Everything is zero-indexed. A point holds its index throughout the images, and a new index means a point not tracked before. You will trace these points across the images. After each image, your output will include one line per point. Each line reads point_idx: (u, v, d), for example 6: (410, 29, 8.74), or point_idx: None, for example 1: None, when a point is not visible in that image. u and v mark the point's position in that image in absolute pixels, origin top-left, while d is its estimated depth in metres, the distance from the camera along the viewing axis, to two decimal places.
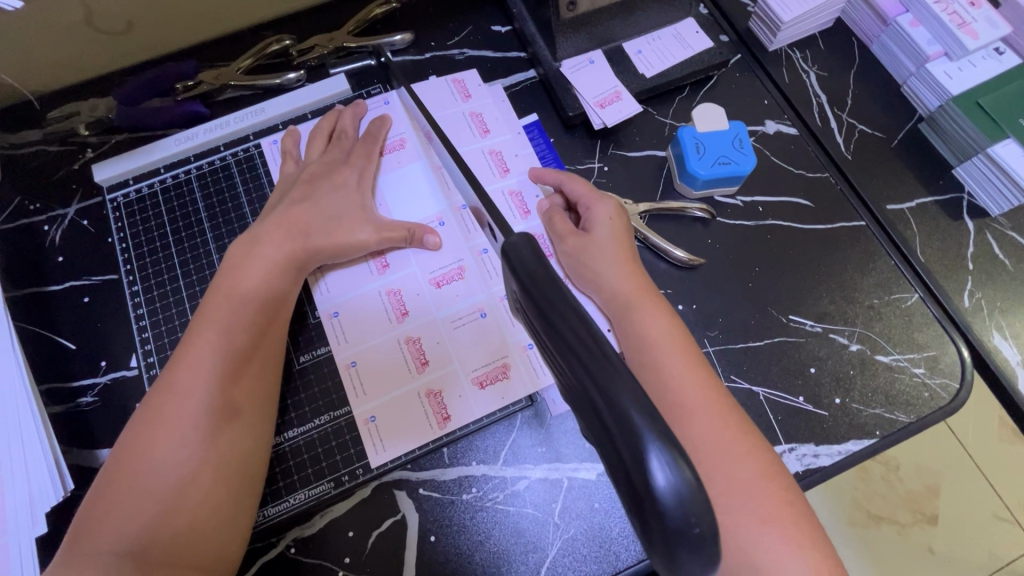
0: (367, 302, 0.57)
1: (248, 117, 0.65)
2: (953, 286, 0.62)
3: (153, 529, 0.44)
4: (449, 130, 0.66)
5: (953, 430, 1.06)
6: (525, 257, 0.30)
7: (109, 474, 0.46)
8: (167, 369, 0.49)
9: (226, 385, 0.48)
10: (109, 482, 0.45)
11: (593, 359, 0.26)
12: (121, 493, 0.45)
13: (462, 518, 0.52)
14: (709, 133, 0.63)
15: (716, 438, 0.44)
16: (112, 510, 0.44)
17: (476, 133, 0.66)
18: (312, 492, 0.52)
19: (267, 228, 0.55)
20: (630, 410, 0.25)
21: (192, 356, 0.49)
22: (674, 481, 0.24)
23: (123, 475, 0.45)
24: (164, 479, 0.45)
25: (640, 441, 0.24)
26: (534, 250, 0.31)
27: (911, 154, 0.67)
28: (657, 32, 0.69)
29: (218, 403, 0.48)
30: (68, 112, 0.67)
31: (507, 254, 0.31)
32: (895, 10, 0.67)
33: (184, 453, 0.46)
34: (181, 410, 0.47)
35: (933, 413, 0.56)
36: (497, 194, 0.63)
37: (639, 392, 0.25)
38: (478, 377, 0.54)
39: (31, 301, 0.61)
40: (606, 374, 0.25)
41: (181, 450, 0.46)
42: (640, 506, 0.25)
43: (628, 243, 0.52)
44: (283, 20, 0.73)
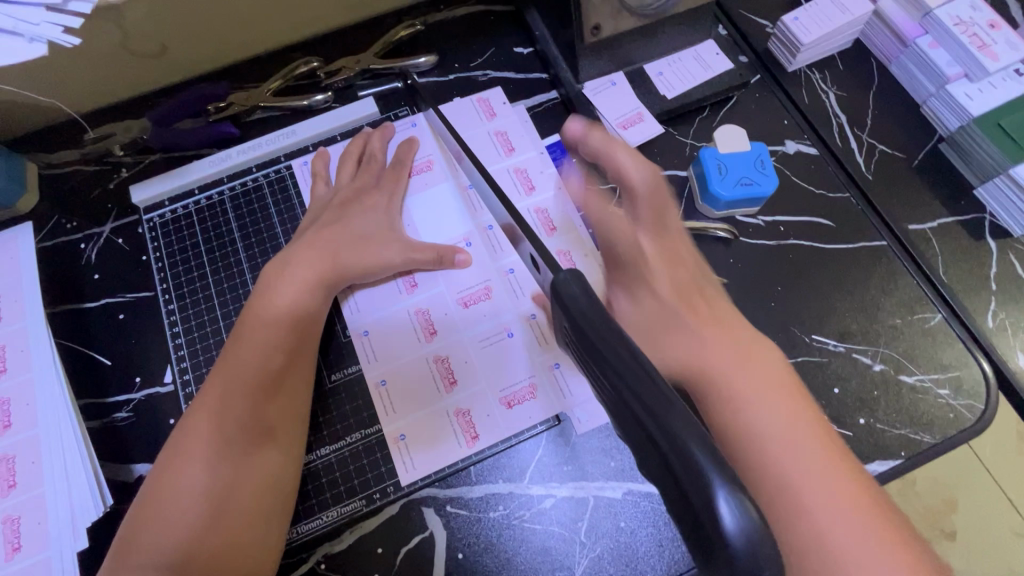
0: (397, 321, 0.58)
1: (279, 139, 0.66)
2: (976, 307, 0.62)
3: (193, 540, 0.45)
4: (475, 148, 0.67)
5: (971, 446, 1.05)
6: (576, 293, 0.31)
7: (151, 486, 0.47)
8: (206, 386, 0.51)
9: (263, 401, 0.50)
10: (151, 494, 0.47)
11: (649, 393, 0.27)
12: (162, 505, 0.46)
13: (489, 536, 0.53)
14: (731, 154, 0.63)
15: (808, 472, 0.39)
16: (153, 524, 0.45)
17: (501, 151, 0.67)
18: (343, 509, 0.53)
19: (302, 249, 0.56)
20: (691, 447, 0.25)
21: (232, 372, 0.50)
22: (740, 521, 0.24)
23: (165, 488, 0.47)
24: (203, 492, 0.46)
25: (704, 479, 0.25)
26: (583, 286, 0.31)
27: (931, 174, 0.67)
28: (678, 54, 0.70)
29: (255, 419, 0.49)
30: (104, 133, 0.69)
31: (556, 290, 0.32)
32: (914, 32, 0.68)
33: (223, 468, 0.47)
34: (220, 425, 0.48)
35: (959, 434, 0.56)
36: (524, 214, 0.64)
37: (697, 429, 0.26)
38: (505, 397, 0.55)
39: (69, 318, 0.63)
40: (664, 409, 0.26)
41: (220, 463, 0.47)
42: (704, 544, 0.26)
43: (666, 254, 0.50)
44: (311, 43, 0.75)
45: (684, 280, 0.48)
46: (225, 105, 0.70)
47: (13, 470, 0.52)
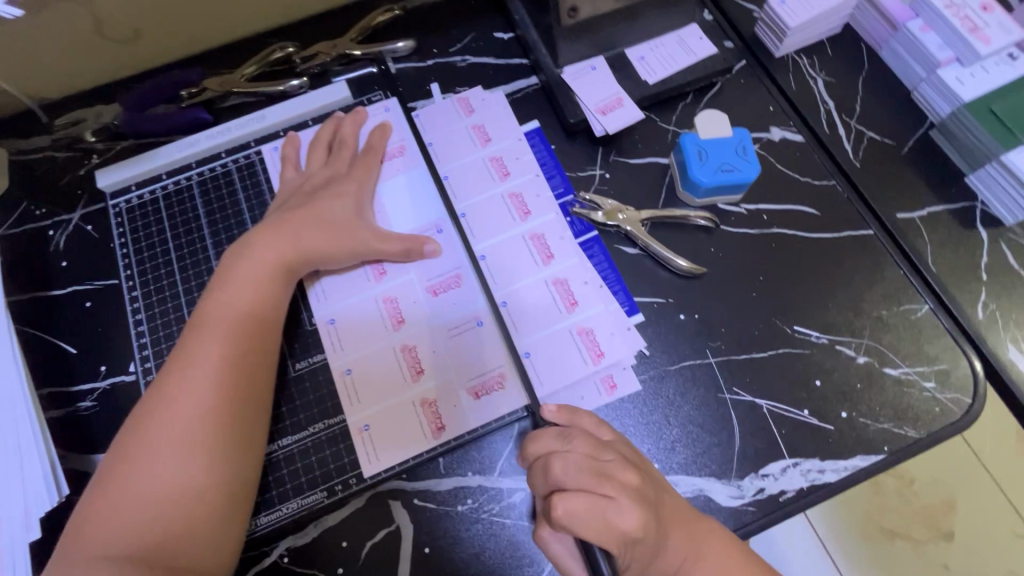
0: (364, 309, 0.56)
1: (249, 124, 0.65)
2: (966, 297, 0.60)
3: (147, 530, 0.44)
4: (452, 144, 0.65)
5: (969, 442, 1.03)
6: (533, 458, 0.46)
7: (103, 476, 0.46)
8: (162, 374, 0.49)
9: (218, 390, 0.48)
10: (103, 484, 0.46)
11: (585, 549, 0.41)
12: (114, 495, 0.45)
13: (457, 530, 0.51)
14: (712, 140, 0.62)
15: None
16: (104, 514, 0.44)
17: (476, 143, 0.65)
18: (305, 501, 0.51)
19: (265, 233, 0.55)
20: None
21: (190, 359, 0.49)
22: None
23: (118, 478, 0.45)
24: (156, 484, 0.45)
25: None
26: None
27: (921, 163, 0.65)
28: (661, 39, 0.68)
29: (212, 409, 0.48)
30: (74, 119, 0.68)
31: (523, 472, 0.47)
32: (904, 15, 0.66)
33: (176, 458, 0.46)
34: (175, 414, 0.47)
35: (945, 428, 0.54)
36: (497, 199, 0.62)
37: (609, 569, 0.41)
38: (473, 387, 0.54)
39: (35, 305, 0.62)
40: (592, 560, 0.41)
41: (174, 454, 0.46)
42: None
43: (599, 467, 0.43)
44: (287, 27, 0.74)
45: (626, 477, 0.44)
46: (197, 91, 0.69)
47: None
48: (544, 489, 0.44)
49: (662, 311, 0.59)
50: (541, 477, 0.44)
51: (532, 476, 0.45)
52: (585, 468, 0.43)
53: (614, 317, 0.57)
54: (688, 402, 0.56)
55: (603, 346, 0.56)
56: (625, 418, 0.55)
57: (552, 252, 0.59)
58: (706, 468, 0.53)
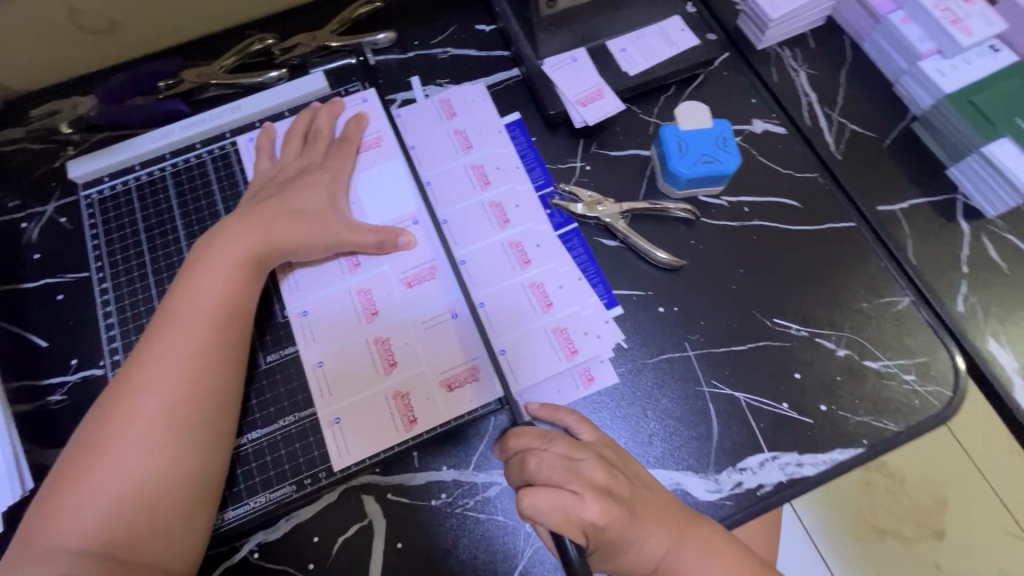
0: (337, 301, 0.55)
1: (225, 115, 0.64)
2: (946, 290, 0.59)
3: (110, 524, 0.44)
4: (431, 145, 0.64)
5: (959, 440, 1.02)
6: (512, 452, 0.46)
7: (66, 470, 0.46)
8: (127, 366, 0.49)
9: (183, 381, 0.48)
10: (65, 478, 0.45)
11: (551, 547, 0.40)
12: (77, 489, 0.44)
13: (430, 525, 0.51)
14: (692, 131, 0.61)
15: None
16: (65, 507, 0.44)
17: (459, 149, 0.64)
18: (274, 495, 0.50)
19: (234, 224, 0.54)
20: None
21: (155, 351, 0.49)
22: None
23: (81, 472, 0.45)
24: (120, 478, 0.45)
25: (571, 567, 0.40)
26: None
27: (903, 155, 0.65)
28: (642, 31, 0.68)
29: (178, 401, 0.47)
30: (50, 110, 0.67)
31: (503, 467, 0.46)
32: (886, 8, 0.66)
33: (139, 451, 0.45)
34: (140, 407, 0.47)
35: (924, 421, 0.54)
36: (476, 208, 0.61)
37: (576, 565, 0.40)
38: (447, 380, 0.53)
39: (6, 298, 0.61)
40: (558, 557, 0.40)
41: (138, 447, 0.45)
42: None
43: (572, 465, 0.43)
44: (267, 19, 0.73)
45: (597, 476, 0.43)
46: (175, 83, 0.68)
47: None
48: (518, 484, 0.44)
49: (641, 303, 0.58)
50: (516, 471, 0.44)
51: (509, 470, 0.45)
52: (558, 466, 0.42)
53: (592, 314, 0.57)
54: (666, 395, 0.55)
55: (576, 344, 0.55)
56: (603, 412, 0.54)
57: (530, 258, 0.59)
58: (684, 461, 0.53)
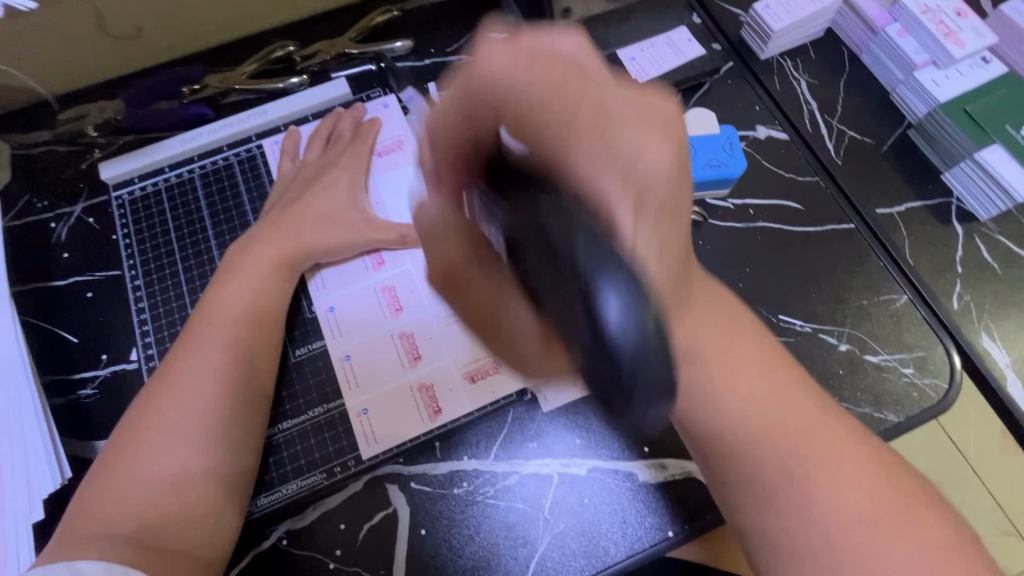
0: (362, 297, 0.58)
1: (251, 119, 0.66)
2: (942, 288, 0.63)
3: (146, 510, 0.45)
4: None
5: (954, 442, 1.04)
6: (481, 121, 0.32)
7: (107, 459, 0.48)
8: (167, 360, 0.52)
9: (217, 371, 0.50)
10: (106, 466, 0.47)
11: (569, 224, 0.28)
12: (117, 477, 0.46)
13: (452, 512, 0.53)
14: (700, 136, 0.64)
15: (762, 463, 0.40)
16: (107, 489, 0.46)
17: None
18: (304, 483, 0.53)
19: (265, 230, 0.58)
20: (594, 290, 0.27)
21: (193, 345, 0.52)
22: (629, 322, 0.27)
23: (122, 460, 0.47)
24: (158, 465, 0.47)
25: (592, 280, 0.27)
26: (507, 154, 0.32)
27: (900, 160, 0.68)
28: (651, 40, 0.71)
29: (212, 393, 0.49)
30: (79, 112, 0.70)
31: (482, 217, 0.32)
32: (883, 20, 0.69)
33: (176, 440, 0.48)
34: (177, 397, 0.49)
35: (922, 412, 0.57)
36: None
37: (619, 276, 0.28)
38: (469, 372, 0.55)
39: (37, 295, 0.63)
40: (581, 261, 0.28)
41: (176, 436, 0.48)
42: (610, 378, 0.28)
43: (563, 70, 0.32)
44: (288, 26, 0.75)
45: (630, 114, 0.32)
46: (199, 88, 0.70)
47: None
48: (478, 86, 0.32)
49: None
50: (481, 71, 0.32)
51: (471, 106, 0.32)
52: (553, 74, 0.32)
53: None
54: None
55: None
56: None
57: None
58: None
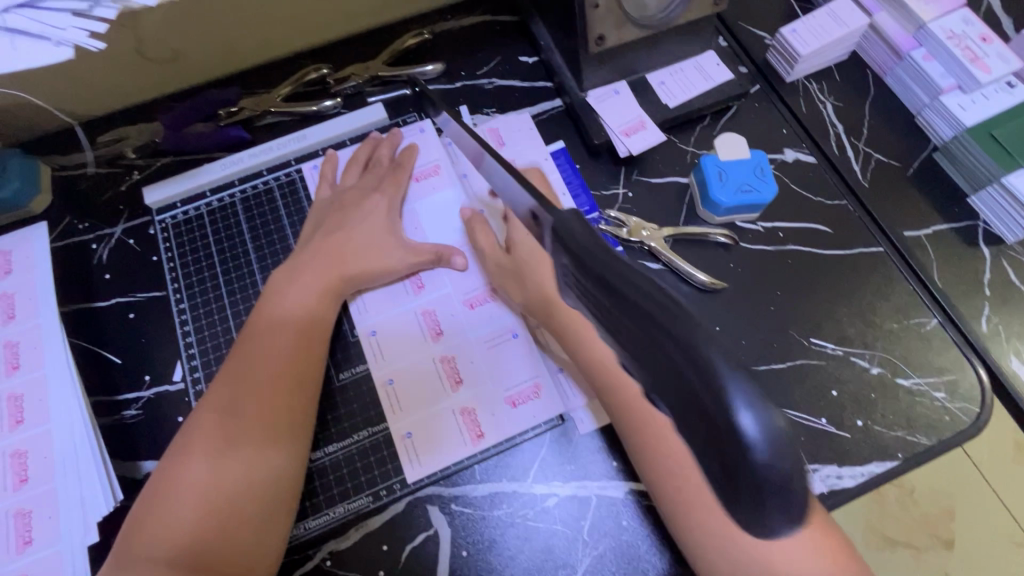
0: (404, 321, 0.59)
1: (290, 143, 0.69)
2: (970, 311, 0.63)
3: (196, 533, 0.46)
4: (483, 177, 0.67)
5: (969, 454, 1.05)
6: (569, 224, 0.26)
7: (158, 481, 0.49)
8: (215, 383, 0.53)
9: (265, 396, 0.51)
10: (158, 488, 0.48)
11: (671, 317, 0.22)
12: (168, 498, 0.47)
13: (492, 534, 0.53)
14: (731, 161, 0.65)
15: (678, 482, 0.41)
16: (161, 514, 0.47)
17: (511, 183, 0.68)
18: (350, 505, 0.54)
19: (311, 255, 0.59)
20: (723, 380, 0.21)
21: (242, 369, 0.53)
22: (765, 434, 0.22)
23: (173, 481, 0.48)
24: (208, 483, 0.48)
25: (727, 400, 0.21)
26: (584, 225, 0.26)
27: (926, 182, 0.69)
28: (680, 64, 0.72)
29: (260, 415, 0.51)
30: (117, 136, 0.70)
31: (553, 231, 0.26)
32: (908, 45, 0.70)
33: (227, 460, 0.49)
34: (226, 418, 0.50)
35: (955, 436, 0.57)
36: None
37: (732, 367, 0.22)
38: (510, 397, 0.56)
39: (80, 316, 0.63)
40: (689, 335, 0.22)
41: (227, 456, 0.49)
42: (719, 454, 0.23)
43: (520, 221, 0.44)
44: (321, 49, 0.77)
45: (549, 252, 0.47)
46: (236, 110, 0.70)
47: (25, 465, 0.53)
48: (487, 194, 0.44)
49: None
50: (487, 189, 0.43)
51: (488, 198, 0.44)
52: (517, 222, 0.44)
53: None
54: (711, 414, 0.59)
55: None
56: None
57: None
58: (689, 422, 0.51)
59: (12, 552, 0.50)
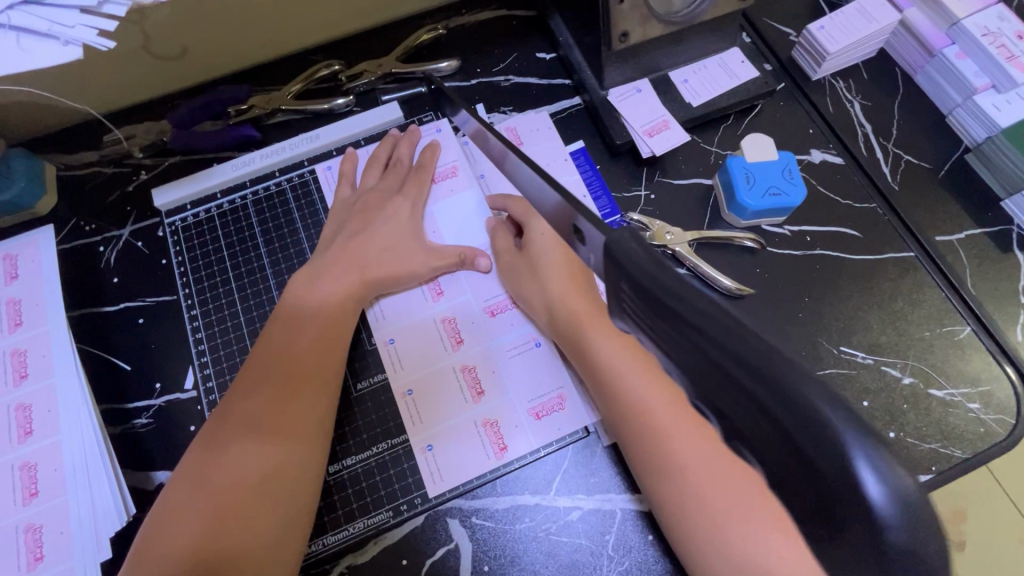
0: (422, 329, 0.58)
1: (302, 143, 0.67)
2: (1005, 320, 0.61)
3: (205, 539, 0.44)
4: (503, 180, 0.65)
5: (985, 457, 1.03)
6: (631, 248, 0.26)
7: (171, 489, 0.47)
8: (233, 386, 0.51)
9: (285, 403, 0.50)
10: (170, 496, 0.47)
11: (745, 344, 0.21)
12: (180, 505, 0.46)
13: (515, 549, 0.52)
14: (759, 163, 0.63)
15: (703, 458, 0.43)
16: (174, 525, 0.45)
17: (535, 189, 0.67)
18: (370, 520, 0.53)
19: (332, 260, 0.58)
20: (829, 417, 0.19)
21: (260, 369, 0.52)
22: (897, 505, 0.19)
23: (186, 488, 0.46)
24: (221, 486, 0.46)
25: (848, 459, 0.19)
26: (642, 244, 0.26)
27: (958, 185, 0.67)
28: (702, 62, 0.69)
29: (276, 420, 0.49)
30: (125, 135, 0.67)
31: (608, 249, 0.26)
32: (941, 42, 0.68)
33: (243, 464, 0.47)
34: (242, 422, 0.49)
35: (990, 449, 0.56)
36: None
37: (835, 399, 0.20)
38: (534, 408, 0.55)
39: (87, 321, 0.62)
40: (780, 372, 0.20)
41: (243, 460, 0.47)
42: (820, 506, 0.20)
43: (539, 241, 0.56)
44: (331, 44, 0.74)
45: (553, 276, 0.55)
46: (245, 108, 0.68)
47: (34, 478, 0.52)
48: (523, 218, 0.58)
49: None
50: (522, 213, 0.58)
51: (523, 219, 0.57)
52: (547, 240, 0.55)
53: None
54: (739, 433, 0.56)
55: None
56: None
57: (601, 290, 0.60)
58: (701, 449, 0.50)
59: (24, 567, 0.49)
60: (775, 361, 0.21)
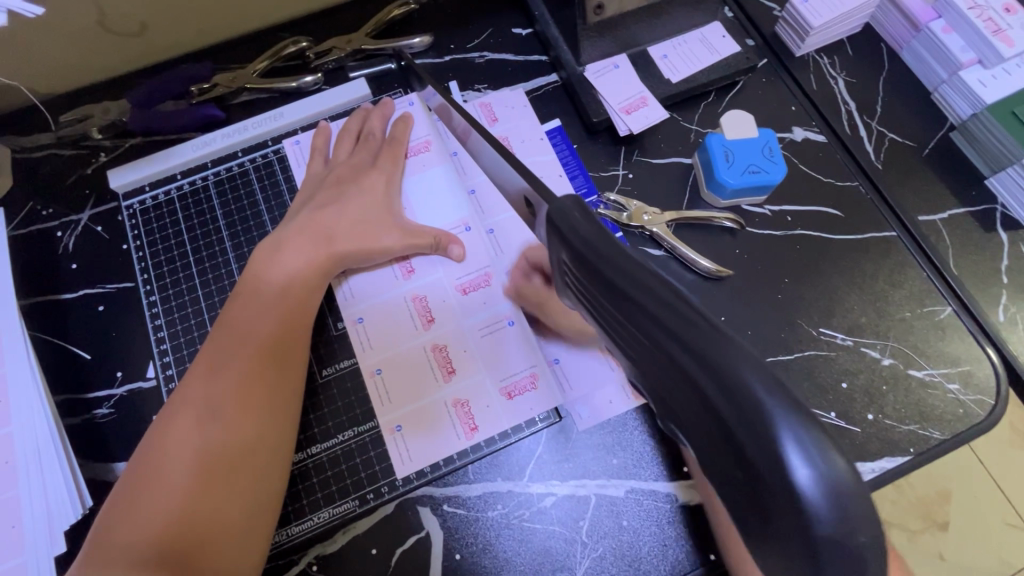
0: (392, 308, 0.56)
1: (266, 122, 0.64)
2: (986, 299, 0.61)
3: (175, 516, 0.43)
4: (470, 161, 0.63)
5: (975, 451, 0.98)
6: (574, 221, 0.24)
7: (132, 471, 0.45)
8: (196, 361, 0.50)
9: (248, 378, 0.48)
10: (132, 477, 0.45)
11: (682, 320, 0.20)
12: (143, 484, 0.44)
13: (487, 536, 0.51)
14: (739, 141, 0.61)
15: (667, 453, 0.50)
16: (137, 513, 0.43)
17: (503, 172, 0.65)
18: (336, 509, 0.51)
19: (293, 239, 0.56)
20: (755, 389, 0.19)
21: (225, 344, 0.50)
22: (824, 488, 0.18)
23: (149, 467, 0.45)
24: (182, 464, 0.44)
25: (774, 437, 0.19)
26: (585, 214, 0.24)
27: (943, 162, 0.65)
28: (683, 36, 0.67)
29: (239, 395, 0.48)
30: (80, 115, 0.64)
31: (550, 219, 0.24)
32: (927, 16, 0.66)
33: (206, 438, 0.45)
34: (204, 399, 0.47)
35: (968, 431, 0.55)
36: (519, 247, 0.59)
37: (763, 367, 0.19)
38: (506, 388, 0.54)
39: (44, 309, 0.59)
40: (710, 347, 0.19)
41: (205, 434, 0.46)
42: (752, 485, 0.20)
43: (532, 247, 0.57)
44: (299, 19, 0.71)
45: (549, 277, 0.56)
46: (209, 87, 0.65)
47: None
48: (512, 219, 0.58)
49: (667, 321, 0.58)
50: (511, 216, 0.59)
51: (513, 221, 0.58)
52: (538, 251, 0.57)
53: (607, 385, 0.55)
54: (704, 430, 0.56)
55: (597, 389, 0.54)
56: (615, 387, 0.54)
57: None
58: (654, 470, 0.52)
59: None
60: (709, 333, 0.20)
